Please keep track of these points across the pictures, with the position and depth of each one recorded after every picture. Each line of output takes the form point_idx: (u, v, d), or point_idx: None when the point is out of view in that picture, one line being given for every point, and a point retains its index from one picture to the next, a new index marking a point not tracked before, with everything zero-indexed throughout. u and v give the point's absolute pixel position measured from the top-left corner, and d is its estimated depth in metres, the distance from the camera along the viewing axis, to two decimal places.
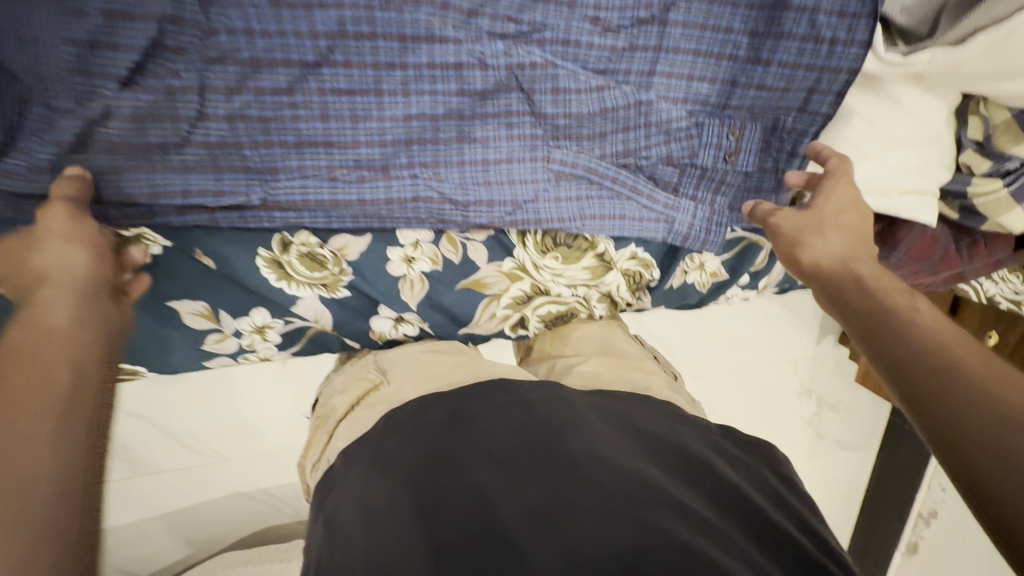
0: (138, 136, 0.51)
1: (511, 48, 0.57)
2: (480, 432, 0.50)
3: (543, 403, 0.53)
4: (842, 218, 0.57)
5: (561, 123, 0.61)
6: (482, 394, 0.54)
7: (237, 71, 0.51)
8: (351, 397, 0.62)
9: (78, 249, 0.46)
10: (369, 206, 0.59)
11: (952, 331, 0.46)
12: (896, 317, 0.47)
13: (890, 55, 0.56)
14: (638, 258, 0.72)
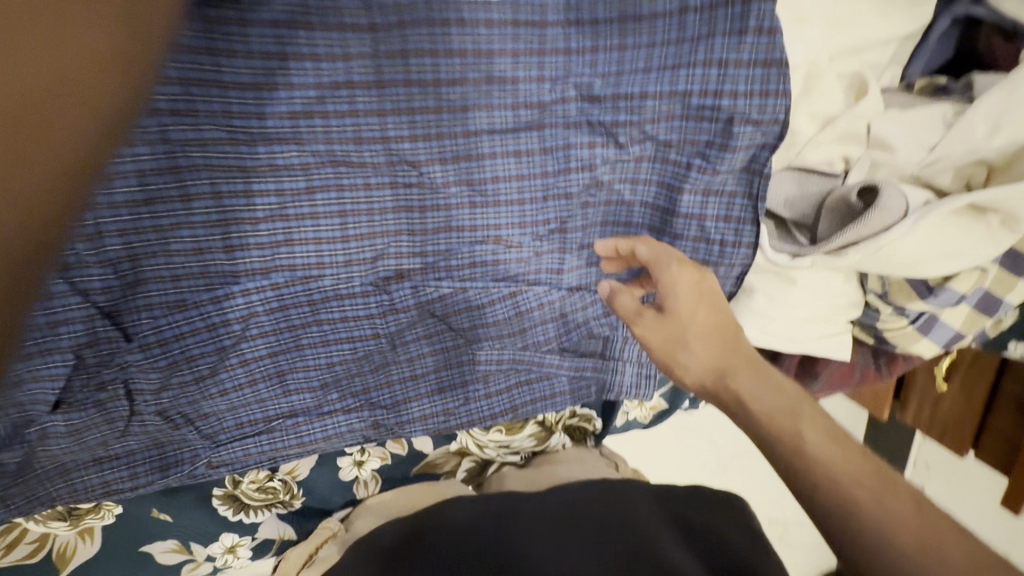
0: (80, 440, 0.55)
1: (417, 285, 0.60)
2: (426, 552, 0.55)
3: (488, 517, 0.58)
4: (702, 311, 0.51)
5: (481, 332, 0.64)
6: (434, 513, 0.60)
7: (161, 372, 0.56)
8: (306, 548, 0.65)
9: None
10: (306, 447, 0.61)
11: (816, 422, 0.44)
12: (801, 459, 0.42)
13: (778, 254, 0.58)
14: (579, 413, 0.76)
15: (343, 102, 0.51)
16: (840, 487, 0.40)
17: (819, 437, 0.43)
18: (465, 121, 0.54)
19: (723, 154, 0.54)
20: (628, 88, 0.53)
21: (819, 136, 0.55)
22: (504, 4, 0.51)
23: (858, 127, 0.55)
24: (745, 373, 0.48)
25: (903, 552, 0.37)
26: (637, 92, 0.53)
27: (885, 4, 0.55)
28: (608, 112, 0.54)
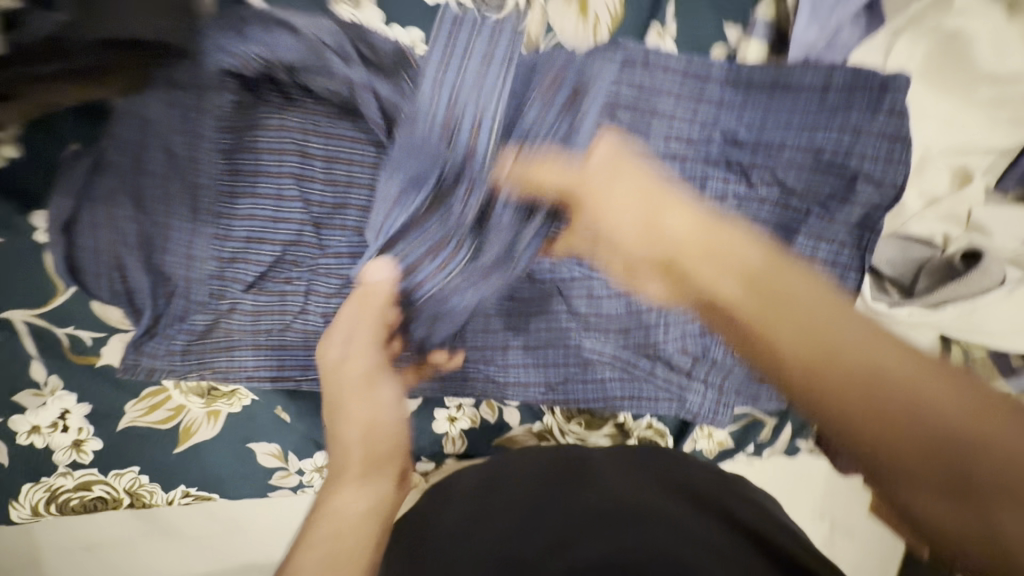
0: (254, 321, 0.64)
1: (554, 264, 0.70)
2: (505, 493, 0.62)
3: (561, 462, 0.67)
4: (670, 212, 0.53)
5: (591, 320, 0.73)
6: (508, 464, 0.68)
7: (338, 281, 0.66)
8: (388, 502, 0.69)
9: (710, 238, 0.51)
10: (424, 385, 0.71)
11: (898, 374, 0.39)
12: (834, 337, 0.42)
13: (879, 300, 0.65)
14: (655, 427, 0.80)
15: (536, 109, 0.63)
16: (937, 451, 0.37)
17: (870, 354, 0.41)
18: None
19: (841, 205, 0.63)
20: (769, 138, 0.64)
21: (923, 212, 0.65)
22: (680, 60, 0.64)
23: (959, 210, 0.64)
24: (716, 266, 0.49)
25: (1004, 517, 0.35)
26: (776, 143, 0.64)
27: (995, 117, 0.65)
28: (747, 154, 0.65)
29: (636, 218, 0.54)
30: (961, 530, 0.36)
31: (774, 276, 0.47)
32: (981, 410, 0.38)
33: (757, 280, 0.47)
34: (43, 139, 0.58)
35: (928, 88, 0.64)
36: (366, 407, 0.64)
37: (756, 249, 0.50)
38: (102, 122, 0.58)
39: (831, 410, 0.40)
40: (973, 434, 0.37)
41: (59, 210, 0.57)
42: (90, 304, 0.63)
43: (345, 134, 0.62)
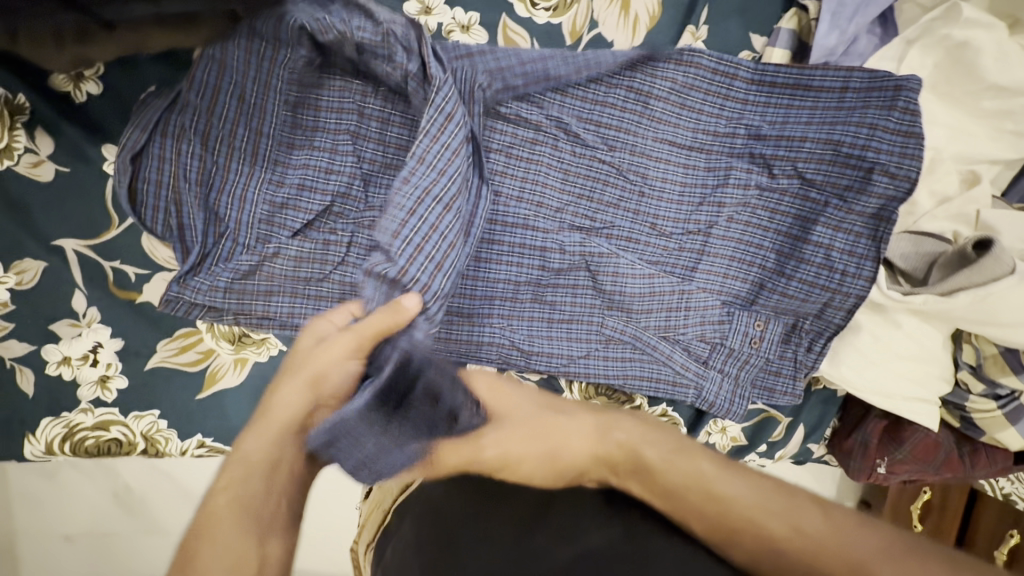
0: (297, 267, 0.67)
1: (585, 240, 0.73)
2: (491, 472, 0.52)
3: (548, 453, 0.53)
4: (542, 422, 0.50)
5: (616, 297, 0.75)
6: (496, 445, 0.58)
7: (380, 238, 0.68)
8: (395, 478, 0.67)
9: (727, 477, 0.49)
10: (451, 344, 0.71)
11: (748, 506, 0.46)
12: (711, 501, 0.46)
13: (891, 291, 0.69)
14: (669, 415, 0.81)
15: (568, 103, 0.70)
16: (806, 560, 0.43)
17: (742, 498, 0.47)
18: (656, 128, 0.71)
19: (857, 196, 0.68)
20: (790, 132, 0.69)
21: (934, 211, 0.69)
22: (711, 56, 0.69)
23: (968, 210, 0.68)
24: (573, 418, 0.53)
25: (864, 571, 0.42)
26: (797, 136, 0.69)
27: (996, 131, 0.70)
28: (770, 147, 0.70)
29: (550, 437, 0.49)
30: None
31: (667, 479, 0.47)
32: (830, 531, 0.44)
33: (609, 436, 0.51)
34: (123, 78, 0.62)
35: (936, 98, 0.69)
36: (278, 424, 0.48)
37: (620, 425, 0.52)
38: (181, 68, 0.63)
39: (737, 542, 0.44)
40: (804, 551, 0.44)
41: (128, 142, 0.60)
42: (141, 238, 0.66)
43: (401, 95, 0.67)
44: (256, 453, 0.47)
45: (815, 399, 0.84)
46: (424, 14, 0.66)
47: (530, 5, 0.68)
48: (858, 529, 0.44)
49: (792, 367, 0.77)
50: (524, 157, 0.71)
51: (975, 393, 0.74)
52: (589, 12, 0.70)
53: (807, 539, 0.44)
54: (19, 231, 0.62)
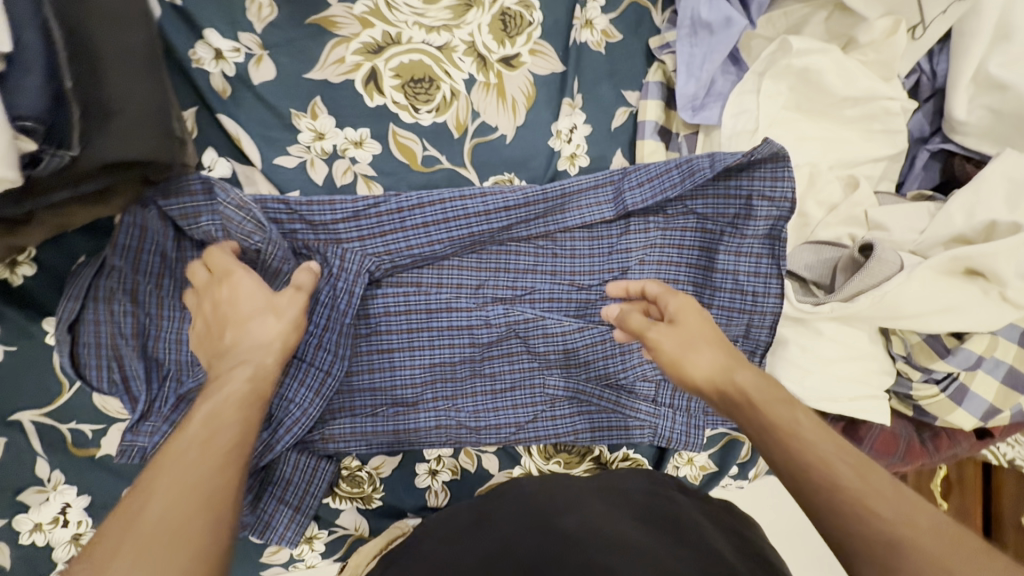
0: None
1: (508, 309, 0.77)
2: (493, 529, 0.63)
3: (537, 504, 0.66)
4: (693, 355, 0.61)
5: (551, 357, 0.78)
6: (495, 506, 0.68)
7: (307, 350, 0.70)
8: (378, 543, 0.73)
9: (806, 414, 0.54)
10: (401, 434, 0.74)
11: (839, 452, 0.49)
12: (797, 440, 0.51)
13: (802, 302, 0.72)
14: (632, 458, 0.82)
15: (440, 221, 0.72)
16: (865, 499, 0.45)
17: (808, 424, 0.52)
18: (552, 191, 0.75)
19: (750, 217, 0.71)
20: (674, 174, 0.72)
21: (827, 218, 0.73)
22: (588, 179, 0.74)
23: (857, 212, 0.72)
24: (268, 319, 0.59)
25: (905, 526, 0.43)
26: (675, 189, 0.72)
27: (867, 133, 0.75)
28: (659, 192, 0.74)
29: (705, 370, 0.60)
30: (888, 542, 0.42)
31: (763, 408, 0.54)
32: (886, 489, 0.46)
33: (724, 367, 0.60)
34: (55, 255, 0.68)
35: (802, 116, 0.74)
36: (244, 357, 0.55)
37: (746, 369, 0.59)
38: (104, 235, 0.69)
39: (801, 458, 0.49)
40: (861, 496, 0.45)
41: (65, 312, 0.64)
42: (91, 397, 0.70)
43: (310, 223, 0.71)
44: (232, 398, 0.51)
45: None
46: (318, 139, 0.72)
47: (413, 111, 0.74)
48: (918, 504, 0.45)
49: None
50: (427, 258, 0.74)
51: (915, 380, 0.75)
52: (469, 105, 0.76)
53: (874, 480, 0.46)
54: None
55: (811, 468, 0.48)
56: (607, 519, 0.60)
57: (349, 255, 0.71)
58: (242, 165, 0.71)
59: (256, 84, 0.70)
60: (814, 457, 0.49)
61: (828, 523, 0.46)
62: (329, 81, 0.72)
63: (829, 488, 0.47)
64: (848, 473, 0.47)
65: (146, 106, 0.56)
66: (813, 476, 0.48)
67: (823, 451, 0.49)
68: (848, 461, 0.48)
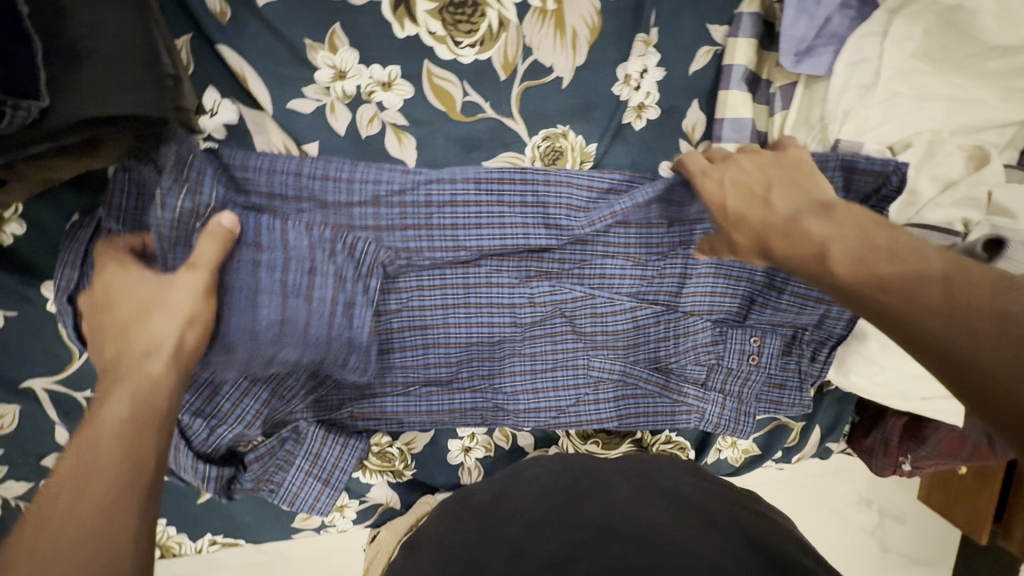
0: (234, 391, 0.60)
1: (555, 286, 0.69)
2: (506, 512, 0.56)
3: (553, 482, 0.60)
4: (730, 192, 0.52)
5: (598, 338, 0.71)
6: (498, 491, 0.62)
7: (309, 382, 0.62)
8: (407, 519, 0.71)
9: (823, 218, 0.45)
10: (434, 415, 0.69)
11: (876, 246, 0.41)
12: (816, 258, 0.44)
13: None
14: (674, 440, 0.78)
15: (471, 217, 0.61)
16: (926, 287, 0.36)
17: (823, 228, 0.44)
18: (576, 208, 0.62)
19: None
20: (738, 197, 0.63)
21: (938, 198, 0.61)
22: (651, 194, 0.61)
23: (978, 193, 0.60)
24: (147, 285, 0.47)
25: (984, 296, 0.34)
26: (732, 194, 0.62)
27: (1005, 92, 0.61)
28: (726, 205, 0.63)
29: (730, 204, 0.52)
30: (954, 334, 0.33)
31: (777, 234, 0.47)
32: (939, 267, 0.37)
33: (744, 189, 0.52)
34: (46, 212, 0.59)
35: (931, 67, 0.60)
36: (136, 356, 0.42)
37: (773, 193, 0.50)
38: (98, 191, 0.60)
39: (836, 278, 0.42)
40: (910, 286, 0.37)
41: (61, 283, 0.57)
42: None
43: (320, 202, 0.59)
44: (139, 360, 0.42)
45: (828, 401, 0.81)
46: (338, 79, 0.60)
47: (453, 45, 0.61)
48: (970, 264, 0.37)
49: (798, 378, 0.74)
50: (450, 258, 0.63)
51: None
52: (520, 39, 0.62)
53: (913, 262, 0.38)
54: None
55: (855, 274, 0.40)
56: (635, 504, 0.54)
57: (362, 243, 0.60)
58: (250, 110, 0.60)
59: (262, 6, 0.56)
60: (855, 261, 0.41)
61: (926, 330, 0.35)
62: (349, 3, 0.58)
63: (880, 300, 0.38)
64: (896, 274, 0.38)
65: (122, 45, 0.45)
66: (860, 287, 0.40)
67: (845, 262, 0.41)
68: (898, 256, 0.39)
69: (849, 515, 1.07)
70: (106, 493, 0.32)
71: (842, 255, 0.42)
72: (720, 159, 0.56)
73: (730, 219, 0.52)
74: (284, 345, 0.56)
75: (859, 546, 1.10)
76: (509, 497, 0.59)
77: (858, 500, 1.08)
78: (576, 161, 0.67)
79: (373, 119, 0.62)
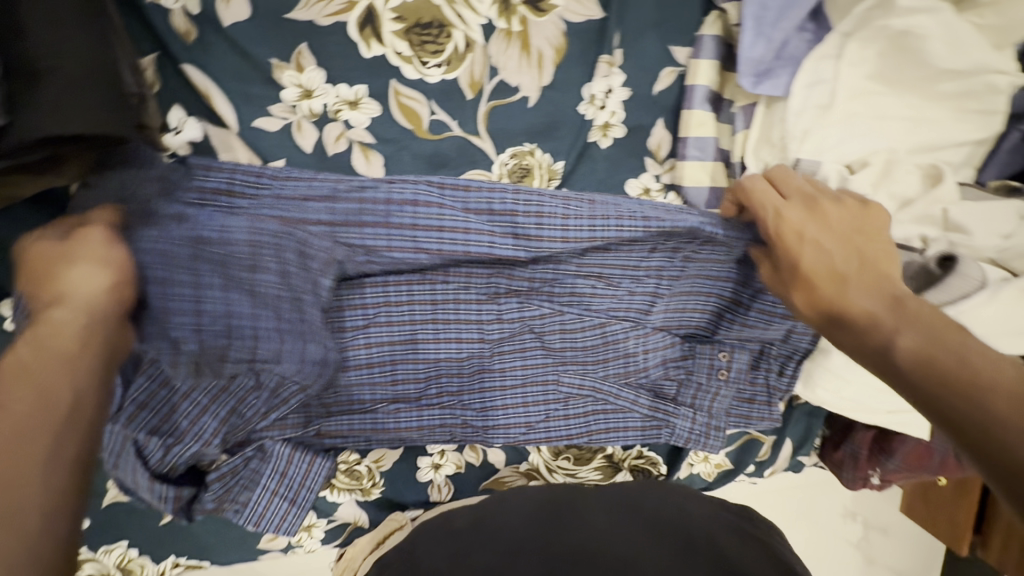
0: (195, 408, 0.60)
1: (523, 302, 0.69)
2: (487, 533, 0.58)
3: (537, 507, 0.62)
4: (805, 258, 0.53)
5: (568, 354, 0.71)
6: (484, 510, 0.64)
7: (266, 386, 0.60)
8: (375, 538, 0.70)
9: (902, 311, 0.46)
10: (402, 432, 0.69)
11: (958, 346, 0.41)
12: (889, 349, 0.44)
13: None
14: (646, 455, 0.78)
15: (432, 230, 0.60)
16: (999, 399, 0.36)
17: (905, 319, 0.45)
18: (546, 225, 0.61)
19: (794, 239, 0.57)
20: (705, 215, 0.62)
21: (897, 215, 0.62)
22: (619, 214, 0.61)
23: (934, 212, 0.62)
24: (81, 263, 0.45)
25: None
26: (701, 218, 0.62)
27: (958, 112, 0.63)
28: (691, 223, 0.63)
29: (803, 266, 0.53)
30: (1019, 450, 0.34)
31: (849, 316, 0.49)
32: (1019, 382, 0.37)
33: (823, 264, 0.52)
34: (5, 229, 0.59)
35: (886, 88, 0.62)
36: (56, 322, 0.41)
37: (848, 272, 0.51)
38: (60, 208, 0.60)
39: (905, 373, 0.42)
40: (980, 394, 0.37)
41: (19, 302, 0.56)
42: None
43: (281, 213, 0.58)
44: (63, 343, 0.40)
45: (798, 414, 0.81)
46: (304, 98, 0.60)
47: (419, 65, 0.62)
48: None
49: (766, 393, 0.75)
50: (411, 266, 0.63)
51: None
52: (486, 59, 0.63)
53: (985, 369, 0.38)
54: None
55: (927, 375, 0.40)
56: (614, 528, 0.56)
57: (317, 240, 0.58)
58: (216, 128, 0.60)
59: (227, 26, 0.57)
60: (925, 361, 0.41)
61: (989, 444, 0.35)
62: (316, 23, 0.59)
63: (947, 404, 0.38)
64: (970, 379, 0.38)
65: (83, 62, 0.46)
66: (933, 389, 0.40)
67: (916, 362, 0.42)
68: (975, 362, 0.39)
69: (828, 528, 1.07)
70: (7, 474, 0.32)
71: (920, 351, 0.42)
72: (795, 198, 0.56)
73: (798, 281, 0.53)
74: (246, 344, 0.58)
75: (840, 560, 1.09)
76: (492, 518, 0.61)
77: (840, 514, 1.08)
78: (544, 178, 0.67)
79: (340, 136, 0.62)
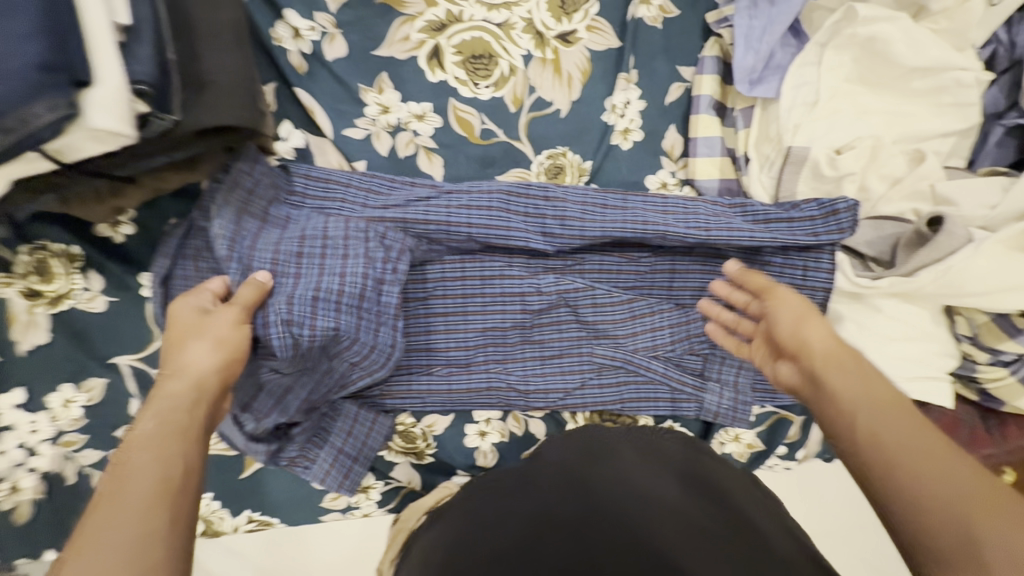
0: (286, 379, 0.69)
1: (559, 278, 0.79)
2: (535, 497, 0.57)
3: (580, 458, 0.62)
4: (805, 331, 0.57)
5: (600, 327, 0.80)
6: (528, 472, 0.63)
7: (345, 360, 0.70)
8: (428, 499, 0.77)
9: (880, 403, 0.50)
10: (454, 393, 0.78)
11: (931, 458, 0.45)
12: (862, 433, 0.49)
13: (861, 277, 0.69)
14: (677, 430, 0.83)
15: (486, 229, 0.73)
16: (935, 513, 0.42)
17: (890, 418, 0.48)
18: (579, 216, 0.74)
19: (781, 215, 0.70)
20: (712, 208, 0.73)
21: (888, 193, 0.71)
22: (637, 202, 0.74)
23: (921, 187, 0.70)
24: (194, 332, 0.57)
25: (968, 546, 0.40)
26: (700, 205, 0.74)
27: (935, 107, 0.73)
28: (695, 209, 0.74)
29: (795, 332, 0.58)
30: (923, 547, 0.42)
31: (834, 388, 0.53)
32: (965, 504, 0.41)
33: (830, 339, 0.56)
34: (151, 215, 0.75)
35: (866, 88, 0.73)
36: (170, 387, 0.52)
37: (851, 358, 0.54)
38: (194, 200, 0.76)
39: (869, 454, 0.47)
40: (923, 505, 0.43)
41: (159, 267, 0.71)
42: None
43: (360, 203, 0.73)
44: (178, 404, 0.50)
45: None
46: (383, 113, 0.77)
47: (473, 86, 0.78)
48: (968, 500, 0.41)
49: None
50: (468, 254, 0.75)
51: (982, 361, 0.71)
52: (527, 80, 0.78)
53: (938, 487, 0.43)
54: (85, 355, 0.75)
55: (883, 470, 0.46)
56: (657, 481, 0.56)
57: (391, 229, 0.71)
58: (314, 137, 0.76)
59: (330, 60, 0.75)
60: (890, 464, 0.46)
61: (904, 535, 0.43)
62: (395, 57, 0.76)
63: (891, 492, 0.45)
64: (927, 495, 0.43)
65: (234, 79, 0.61)
66: (882, 488, 0.46)
67: (882, 457, 0.46)
68: (932, 478, 0.43)
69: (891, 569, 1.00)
70: (141, 522, 0.40)
71: (899, 453, 0.46)
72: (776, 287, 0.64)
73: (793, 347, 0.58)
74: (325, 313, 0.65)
75: None
76: (540, 475, 0.61)
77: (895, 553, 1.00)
78: (574, 175, 0.80)
79: (409, 142, 0.78)
